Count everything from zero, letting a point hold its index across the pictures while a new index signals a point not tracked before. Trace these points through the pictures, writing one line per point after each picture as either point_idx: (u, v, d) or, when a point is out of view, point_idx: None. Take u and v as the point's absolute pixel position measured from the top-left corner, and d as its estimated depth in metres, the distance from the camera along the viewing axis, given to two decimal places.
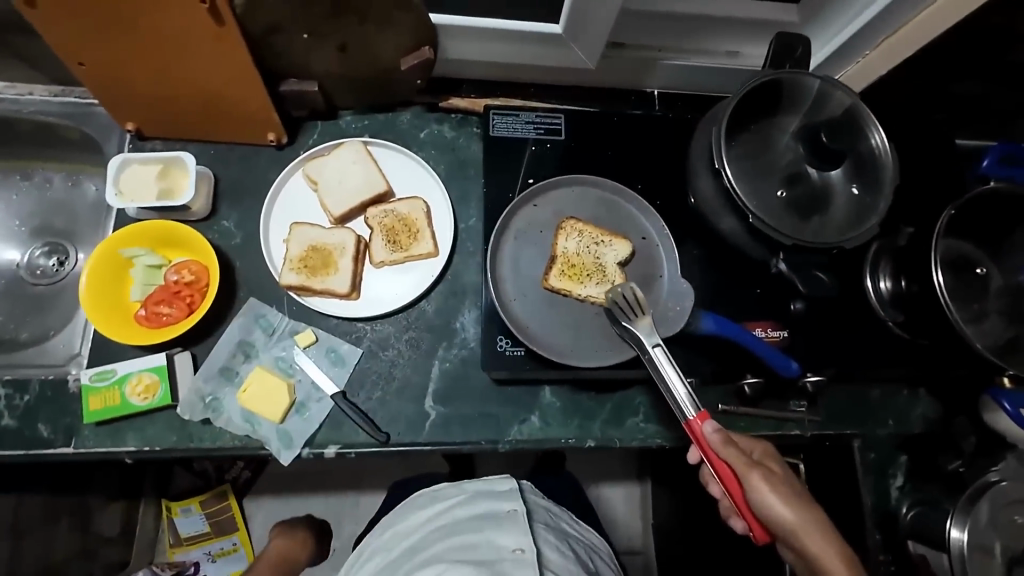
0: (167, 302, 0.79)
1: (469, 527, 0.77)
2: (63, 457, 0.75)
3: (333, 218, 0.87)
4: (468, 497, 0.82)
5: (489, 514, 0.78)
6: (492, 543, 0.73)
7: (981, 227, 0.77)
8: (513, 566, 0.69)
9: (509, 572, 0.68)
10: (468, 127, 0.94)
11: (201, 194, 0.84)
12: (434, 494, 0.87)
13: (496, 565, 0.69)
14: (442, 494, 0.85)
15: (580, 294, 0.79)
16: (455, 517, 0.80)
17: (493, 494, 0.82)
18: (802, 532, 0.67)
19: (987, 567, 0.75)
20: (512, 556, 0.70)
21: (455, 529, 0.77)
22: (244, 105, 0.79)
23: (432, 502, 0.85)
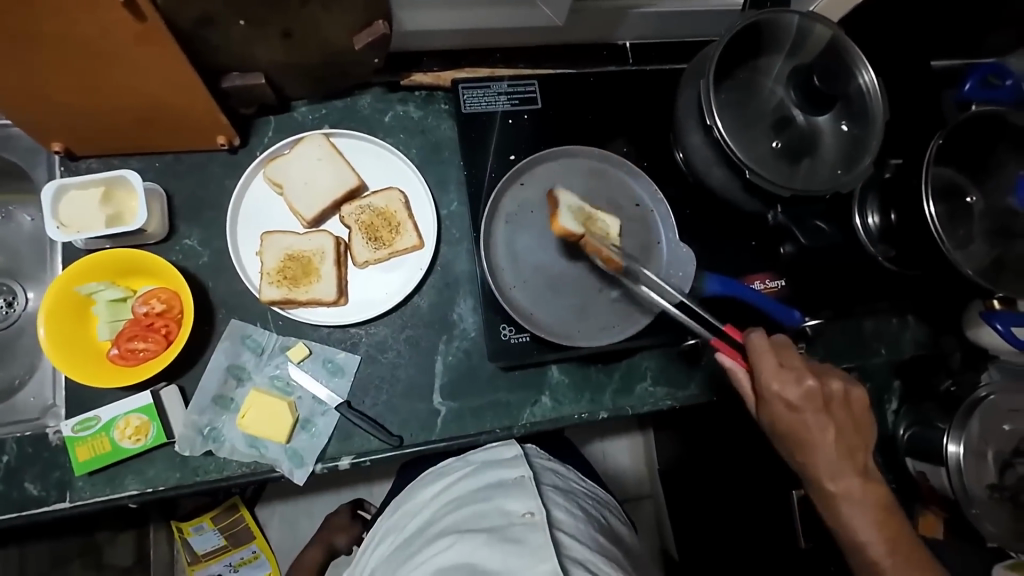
0: (140, 337, 0.73)
1: (472, 497, 0.66)
2: (60, 514, 0.71)
3: (306, 222, 0.81)
4: (474, 468, 0.71)
5: (494, 480, 0.68)
6: (500, 508, 0.62)
7: (964, 152, 0.77)
8: (525, 531, 0.58)
9: (521, 538, 0.57)
10: (436, 104, 0.88)
11: (155, 214, 0.77)
12: (441, 470, 0.76)
13: (505, 531, 0.59)
14: (448, 469, 0.75)
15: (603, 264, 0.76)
16: (458, 489, 0.69)
17: (497, 462, 0.71)
18: (810, 450, 0.68)
19: (981, 472, 0.80)
20: (523, 521, 0.60)
21: (459, 502, 0.66)
22: (185, 109, 0.71)
23: (439, 479, 0.75)
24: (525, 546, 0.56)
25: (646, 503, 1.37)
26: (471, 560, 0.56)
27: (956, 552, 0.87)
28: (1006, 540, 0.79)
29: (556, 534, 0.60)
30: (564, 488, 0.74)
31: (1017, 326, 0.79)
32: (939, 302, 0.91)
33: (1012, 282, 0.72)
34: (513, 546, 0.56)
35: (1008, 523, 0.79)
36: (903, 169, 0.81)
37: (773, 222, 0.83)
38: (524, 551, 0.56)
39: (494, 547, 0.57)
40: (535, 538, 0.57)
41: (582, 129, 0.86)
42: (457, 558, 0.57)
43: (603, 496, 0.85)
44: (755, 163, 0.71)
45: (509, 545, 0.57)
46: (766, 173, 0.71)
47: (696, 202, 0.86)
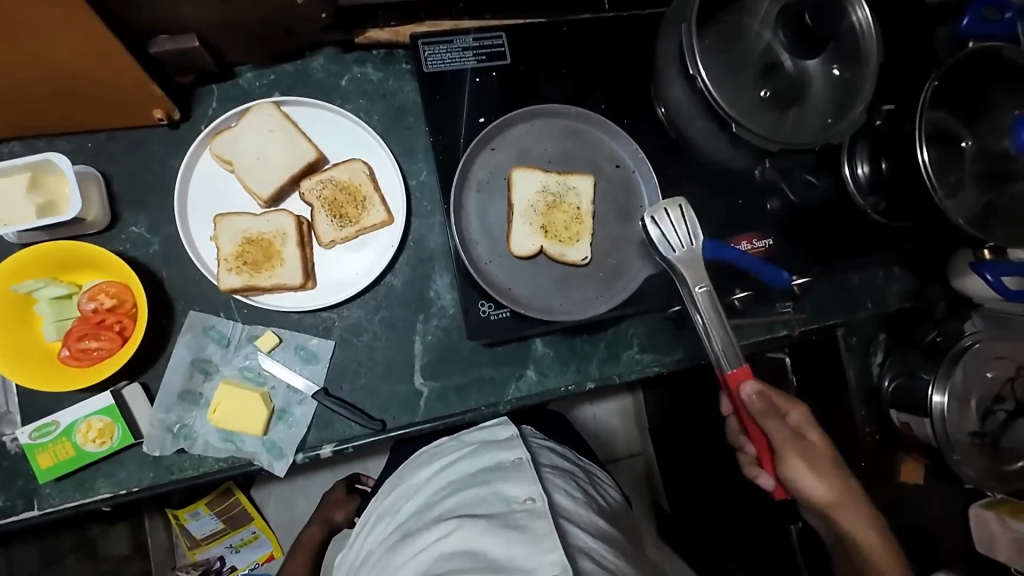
0: (91, 336, 0.68)
1: (470, 481, 0.65)
2: (29, 522, 0.68)
3: (262, 201, 0.75)
4: (472, 449, 0.69)
5: (492, 462, 0.66)
6: (500, 494, 0.62)
7: (958, 94, 0.73)
8: (527, 519, 0.58)
9: (523, 526, 0.57)
10: (396, 64, 0.81)
11: (92, 201, 0.71)
12: (435, 450, 0.74)
13: (507, 519, 0.58)
14: (443, 450, 0.73)
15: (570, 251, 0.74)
16: (455, 471, 0.68)
17: (494, 443, 0.69)
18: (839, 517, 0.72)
19: (963, 421, 0.79)
20: (524, 508, 0.59)
21: (457, 486, 0.65)
22: (113, 83, 0.63)
23: (432, 459, 0.73)
24: (528, 534, 0.56)
25: (639, 460, 1.39)
26: (474, 548, 0.56)
27: (938, 496, 0.88)
28: (982, 483, 0.78)
29: (558, 520, 0.61)
30: (561, 465, 0.73)
31: (1006, 274, 0.78)
32: (928, 252, 0.89)
33: (1002, 229, 0.70)
34: (516, 534, 0.56)
35: (985, 465, 0.78)
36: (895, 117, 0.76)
37: (761, 178, 0.81)
38: (527, 540, 0.56)
39: (496, 535, 0.56)
40: (538, 526, 0.57)
41: (556, 85, 0.79)
42: (459, 546, 0.57)
43: (595, 466, 0.85)
44: (742, 116, 0.67)
45: (511, 533, 0.57)
46: (754, 125, 0.67)
47: (680, 159, 0.81)
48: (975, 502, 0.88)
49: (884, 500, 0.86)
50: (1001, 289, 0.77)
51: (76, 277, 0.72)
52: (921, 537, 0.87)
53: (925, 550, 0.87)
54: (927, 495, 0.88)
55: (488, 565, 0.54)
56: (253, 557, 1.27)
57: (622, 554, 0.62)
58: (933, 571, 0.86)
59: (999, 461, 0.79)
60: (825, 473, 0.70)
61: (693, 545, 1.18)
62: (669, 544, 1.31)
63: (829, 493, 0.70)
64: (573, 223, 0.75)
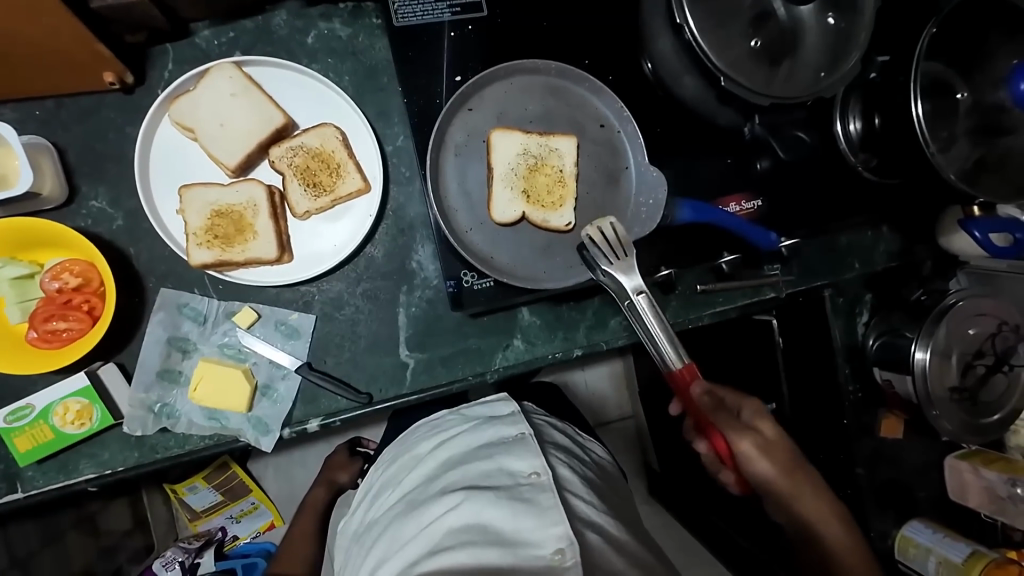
0: (59, 316, 0.65)
1: (474, 455, 0.65)
2: (14, 505, 0.67)
3: (230, 170, 0.71)
4: (474, 425, 0.70)
5: (496, 438, 0.67)
6: (504, 469, 0.63)
7: (956, 43, 0.70)
8: (533, 493, 0.59)
9: (530, 500, 0.58)
10: (365, 18, 0.76)
11: (47, 173, 0.67)
12: (434, 423, 0.76)
13: (514, 492, 0.59)
14: (443, 423, 0.74)
15: (552, 221, 0.72)
16: (458, 445, 0.68)
17: (496, 420, 0.70)
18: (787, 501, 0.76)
19: (944, 376, 0.79)
20: (530, 482, 0.61)
21: (461, 460, 0.65)
22: (54, 47, 0.58)
23: (434, 433, 0.74)
24: (535, 507, 0.58)
25: (629, 423, 1.42)
26: (482, 520, 0.57)
27: (917, 449, 0.91)
28: (959, 435, 0.80)
29: (564, 492, 0.61)
30: (561, 440, 0.74)
31: (993, 232, 0.77)
32: (916, 210, 0.88)
33: (992, 184, 0.69)
34: (523, 506, 0.58)
35: (962, 419, 0.80)
36: (890, 69, 0.72)
37: (750, 137, 0.77)
38: (535, 513, 0.57)
39: (504, 507, 0.57)
40: (544, 499, 0.58)
41: (537, 39, 0.75)
42: (468, 517, 0.57)
43: (591, 439, 0.86)
44: (730, 68, 0.64)
45: (519, 506, 0.58)
46: (743, 78, 0.64)
47: (667, 118, 0.78)
48: (951, 453, 0.90)
49: (865, 454, 0.89)
50: (987, 246, 0.77)
51: (37, 256, 0.69)
52: (898, 487, 0.90)
53: (902, 499, 0.90)
54: (906, 448, 0.90)
55: (496, 537, 0.56)
56: (256, 526, 1.29)
57: (622, 523, 0.64)
58: (909, 518, 0.90)
59: (975, 415, 0.81)
60: (771, 450, 0.75)
61: (682, 501, 1.22)
62: (659, 500, 1.35)
63: (785, 464, 0.75)
64: (556, 186, 0.72)
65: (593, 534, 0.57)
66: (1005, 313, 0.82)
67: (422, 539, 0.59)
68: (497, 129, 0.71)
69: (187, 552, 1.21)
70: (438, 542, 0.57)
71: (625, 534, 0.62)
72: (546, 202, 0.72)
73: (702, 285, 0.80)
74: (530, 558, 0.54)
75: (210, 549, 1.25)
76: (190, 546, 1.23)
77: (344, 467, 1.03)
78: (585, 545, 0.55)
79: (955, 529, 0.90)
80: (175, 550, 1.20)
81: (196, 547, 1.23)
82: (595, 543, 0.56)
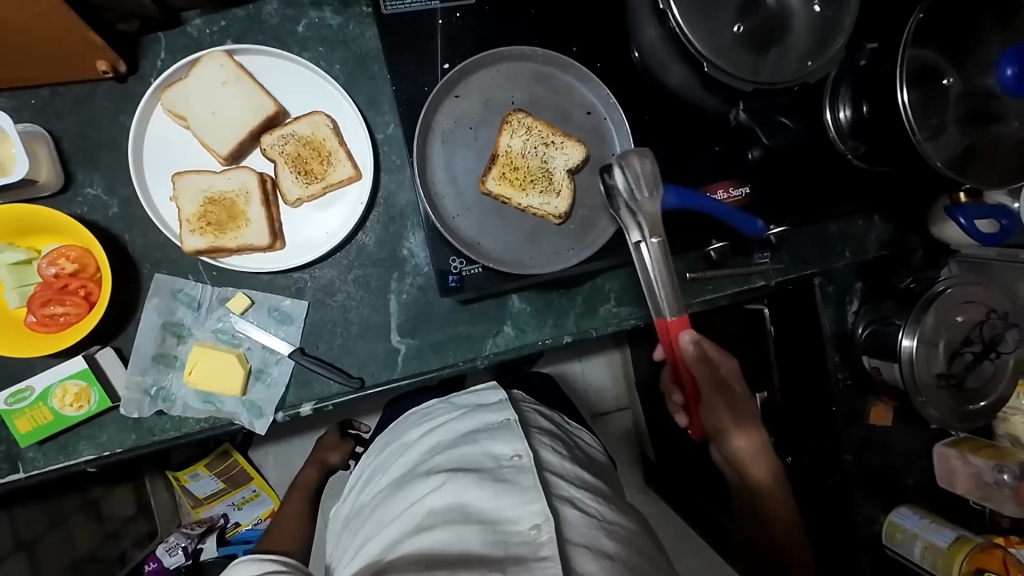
0: (56, 301, 0.67)
1: (461, 440, 0.67)
2: (16, 484, 0.69)
3: (222, 158, 0.72)
4: (463, 412, 0.72)
5: (481, 423, 0.69)
6: (488, 452, 0.64)
7: (945, 29, 0.70)
8: (515, 473, 0.61)
9: (512, 480, 0.60)
10: (356, 7, 0.76)
11: (42, 161, 0.68)
12: (424, 411, 0.78)
13: (496, 474, 0.61)
14: (433, 411, 0.76)
15: (523, 203, 0.71)
16: (446, 431, 0.70)
17: (484, 406, 0.72)
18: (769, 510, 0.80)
19: (932, 363, 0.80)
20: (512, 464, 0.62)
21: (448, 444, 0.67)
22: (46, 36, 0.59)
23: (424, 420, 0.75)
24: (515, 486, 0.59)
25: (626, 414, 1.43)
26: (465, 502, 0.59)
27: (905, 436, 0.92)
28: (946, 421, 0.81)
29: (544, 474, 0.63)
30: (547, 425, 0.75)
31: (979, 219, 0.77)
32: (907, 198, 0.88)
33: (979, 171, 0.69)
34: (505, 487, 0.60)
35: (948, 406, 0.81)
36: (878, 55, 0.73)
37: (737, 124, 0.79)
38: (515, 491, 0.59)
39: (485, 488, 0.59)
40: (524, 479, 0.60)
41: (525, 26, 0.75)
42: (449, 498, 0.59)
43: (581, 428, 0.87)
44: (714, 54, 0.64)
45: (500, 486, 0.59)
46: (729, 66, 0.65)
47: (655, 106, 0.78)
48: (939, 441, 0.91)
49: (853, 441, 0.89)
50: (974, 233, 0.77)
51: (35, 243, 0.70)
52: (886, 473, 0.91)
53: (889, 486, 0.91)
54: (894, 435, 0.91)
55: (478, 516, 0.58)
56: (256, 513, 1.32)
57: (604, 502, 0.65)
58: (897, 505, 0.91)
59: (962, 402, 0.82)
60: (761, 454, 0.78)
61: (677, 490, 1.23)
62: (655, 490, 1.36)
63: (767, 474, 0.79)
64: (541, 176, 0.72)
65: (571, 511, 0.59)
66: (994, 301, 0.82)
67: (406, 517, 0.61)
68: (511, 112, 0.72)
69: (191, 538, 1.24)
70: (421, 522, 0.59)
71: (608, 511, 0.63)
72: (530, 182, 0.72)
73: (691, 273, 0.81)
74: (509, 536, 0.56)
75: (212, 535, 1.28)
76: (193, 532, 1.27)
77: (336, 448, 1.05)
78: (562, 524, 0.57)
79: (943, 516, 0.91)
80: (178, 535, 1.24)
81: (198, 533, 1.26)
82: (572, 519, 0.58)
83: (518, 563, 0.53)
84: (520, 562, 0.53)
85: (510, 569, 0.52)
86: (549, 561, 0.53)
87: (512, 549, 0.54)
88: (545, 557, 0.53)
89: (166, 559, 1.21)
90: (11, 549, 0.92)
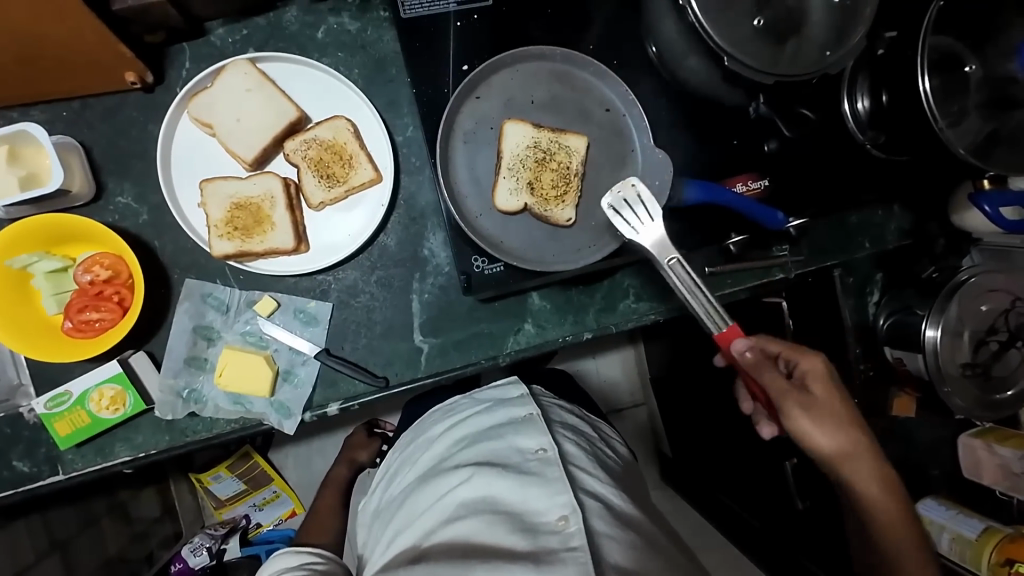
0: (92, 307, 0.69)
1: (487, 435, 0.68)
2: (56, 486, 0.71)
3: (247, 164, 0.73)
4: (485, 407, 0.73)
5: (506, 419, 0.70)
6: (514, 447, 0.65)
7: (964, 16, 0.69)
8: (540, 466, 0.62)
9: (538, 474, 0.61)
10: (373, 12, 0.77)
11: (75, 171, 0.70)
12: (447, 407, 0.78)
13: (521, 468, 0.62)
14: (458, 406, 0.77)
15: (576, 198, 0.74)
16: (472, 426, 0.71)
17: (506, 402, 0.73)
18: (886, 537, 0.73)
19: (956, 352, 0.80)
20: (537, 457, 0.63)
21: (474, 438, 0.68)
22: (78, 48, 0.61)
23: (447, 416, 0.76)
24: (541, 478, 0.60)
25: (642, 410, 1.43)
26: (493, 495, 0.60)
27: (928, 426, 0.91)
28: (971, 411, 0.81)
29: (570, 467, 0.63)
30: (569, 420, 0.76)
31: (1004, 206, 0.76)
32: (925, 187, 0.88)
33: (1004, 156, 0.68)
34: (531, 479, 0.60)
35: (974, 395, 0.80)
36: (897, 44, 0.72)
37: (756, 116, 0.78)
38: (541, 484, 0.60)
39: (512, 482, 0.60)
40: (551, 472, 0.61)
41: (541, 26, 0.76)
42: (478, 491, 0.60)
43: (600, 420, 0.87)
44: (733, 48, 0.65)
45: (527, 479, 0.60)
46: (750, 59, 0.65)
47: (672, 101, 0.79)
48: (964, 432, 0.90)
49: (876, 432, 0.89)
50: (999, 221, 0.76)
51: (69, 251, 0.72)
52: (910, 464, 0.91)
53: (913, 476, 0.91)
54: (917, 425, 0.91)
55: (507, 509, 0.58)
56: (278, 513, 1.35)
57: (626, 494, 0.66)
58: (922, 497, 0.91)
59: (988, 390, 0.81)
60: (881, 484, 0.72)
61: (695, 485, 1.23)
62: (670, 486, 1.36)
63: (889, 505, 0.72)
64: (562, 183, 0.73)
65: (597, 504, 0.60)
66: (1018, 288, 0.82)
67: (439, 508, 0.62)
68: (504, 122, 0.73)
69: (214, 538, 1.27)
70: (451, 515, 0.60)
71: (628, 505, 0.64)
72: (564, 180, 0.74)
73: (712, 267, 0.81)
74: (538, 527, 0.56)
75: (235, 536, 1.30)
76: (216, 532, 1.29)
77: (364, 446, 1.08)
78: (588, 514, 0.57)
79: (967, 506, 0.91)
80: (202, 537, 1.26)
81: (222, 534, 1.29)
82: (599, 512, 0.59)
83: (550, 554, 0.53)
84: (549, 553, 0.53)
85: (542, 558, 0.53)
86: (578, 551, 0.53)
87: (542, 539, 0.55)
88: (575, 547, 0.53)
89: (192, 559, 1.22)
90: (46, 549, 0.95)
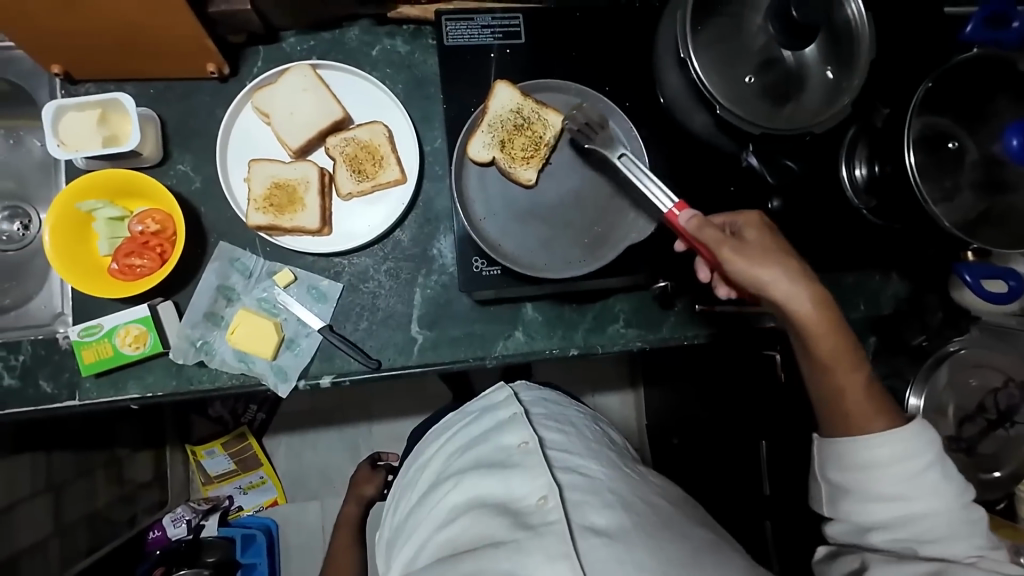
0: (137, 254, 0.79)
1: (476, 440, 0.70)
2: (70, 410, 0.78)
3: (292, 152, 0.84)
4: (471, 416, 0.75)
5: (493, 422, 0.72)
6: (499, 445, 0.67)
7: (961, 100, 0.74)
8: (522, 457, 0.64)
9: (521, 464, 0.63)
10: (423, 39, 0.89)
11: (149, 138, 0.82)
12: (442, 427, 0.80)
13: (506, 462, 0.64)
14: (450, 423, 0.78)
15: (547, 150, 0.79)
16: (463, 434, 0.73)
17: (492, 407, 0.74)
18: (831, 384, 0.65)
19: (939, 423, 0.80)
20: (520, 451, 0.66)
21: (467, 444, 0.71)
22: (171, 38, 0.73)
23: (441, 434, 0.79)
24: (523, 468, 0.63)
25: None
26: (479, 492, 0.63)
27: None
28: None
29: (548, 452, 0.66)
30: (555, 410, 0.78)
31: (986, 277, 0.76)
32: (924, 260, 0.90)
33: (992, 234, 0.71)
34: (510, 471, 0.63)
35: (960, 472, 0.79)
36: (892, 118, 0.75)
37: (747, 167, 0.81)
38: (521, 472, 0.62)
39: (495, 477, 0.63)
40: (531, 462, 0.63)
41: (565, 67, 0.85)
42: (467, 493, 0.64)
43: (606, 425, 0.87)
44: (728, 101, 0.71)
45: (507, 470, 0.63)
46: (741, 111, 0.71)
47: (676, 145, 0.85)
48: None
49: None
50: (978, 290, 0.75)
51: (130, 204, 0.83)
52: None
53: None
54: None
55: (494, 501, 0.61)
56: (260, 500, 1.39)
57: (610, 464, 0.68)
58: None
59: (975, 469, 0.80)
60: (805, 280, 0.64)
61: None
62: None
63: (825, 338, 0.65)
64: (532, 148, 0.79)
65: (573, 478, 0.62)
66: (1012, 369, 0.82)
67: (434, 518, 0.65)
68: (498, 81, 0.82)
69: (196, 512, 1.31)
70: (445, 520, 0.63)
71: (617, 479, 0.65)
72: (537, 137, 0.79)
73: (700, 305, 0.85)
74: (521, 511, 0.59)
75: (216, 514, 1.34)
76: (199, 507, 1.33)
77: (369, 481, 1.14)
78: (564, 488, 0.60)
79: None
80: (185, 508, 1.30)
81: (204, 509, 1.32)
82: (575, 484, 0.61)
83: (530, 533, 0.55)
84: (530, 530, 0.56)
85: (523, 539, 0.55)
86: (556, 523, 0.56)
87: (526, 519, 0.58)
88: (552, 521, 0.56)
89: (171, 530, 1.26)
90: (41, 488, 1.01)
